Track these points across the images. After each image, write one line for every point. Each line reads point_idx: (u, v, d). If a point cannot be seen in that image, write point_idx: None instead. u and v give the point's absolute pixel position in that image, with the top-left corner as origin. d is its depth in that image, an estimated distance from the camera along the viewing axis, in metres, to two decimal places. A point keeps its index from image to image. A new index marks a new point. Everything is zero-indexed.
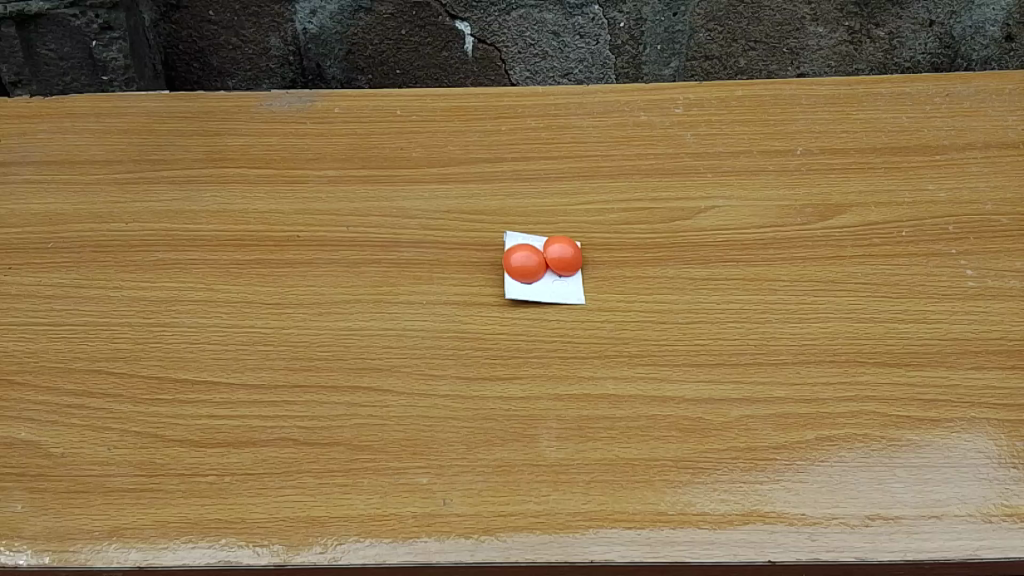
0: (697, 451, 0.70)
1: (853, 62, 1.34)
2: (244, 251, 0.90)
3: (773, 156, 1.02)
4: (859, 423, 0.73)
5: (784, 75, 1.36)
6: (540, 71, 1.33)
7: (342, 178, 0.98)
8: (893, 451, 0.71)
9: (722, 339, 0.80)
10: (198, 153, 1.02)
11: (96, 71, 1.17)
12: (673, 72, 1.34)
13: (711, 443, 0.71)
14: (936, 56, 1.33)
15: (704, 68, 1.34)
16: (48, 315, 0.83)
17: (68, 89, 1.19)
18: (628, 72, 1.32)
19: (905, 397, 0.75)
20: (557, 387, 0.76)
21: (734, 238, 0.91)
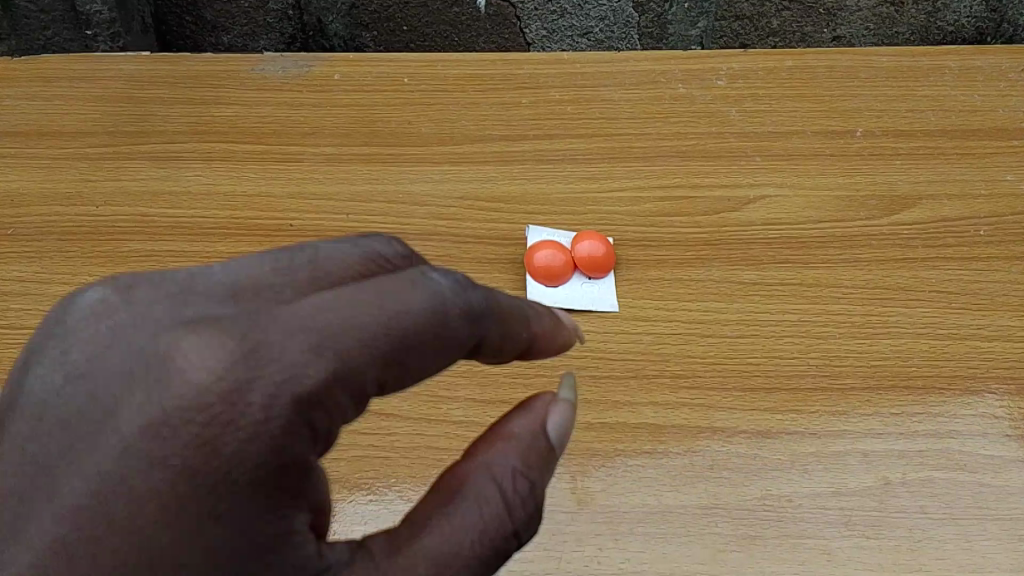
0: (754, 497, 0.60)
1: (894, 25, 1.18)
2: (229, 244, 0.79)
3: (830, 138, 0.90)
4: (942, 463, 0.63)
5: (817, 38, 1.20)
6: (558, 30, 1.20)
7: (342, 156, 0.87)
8: (982, 501, 0.61)
9: (778, 358, 0.70)
10: (180, 125, 0.91)
11: (79, 25, 1.05)
12: (700, 33, 1.20)
13: (770, 487, 0.61)
14: (981, 20, 1.16)
15: (733, 29, 1.19)
16: (6, 317, 0.74)
17: (50, 45, 1.06)
18: (652, 33, 1.19)
19: (993, 432, 0.65)
20: (588, 412, 0.66)
21: (788, 234, 0.80)
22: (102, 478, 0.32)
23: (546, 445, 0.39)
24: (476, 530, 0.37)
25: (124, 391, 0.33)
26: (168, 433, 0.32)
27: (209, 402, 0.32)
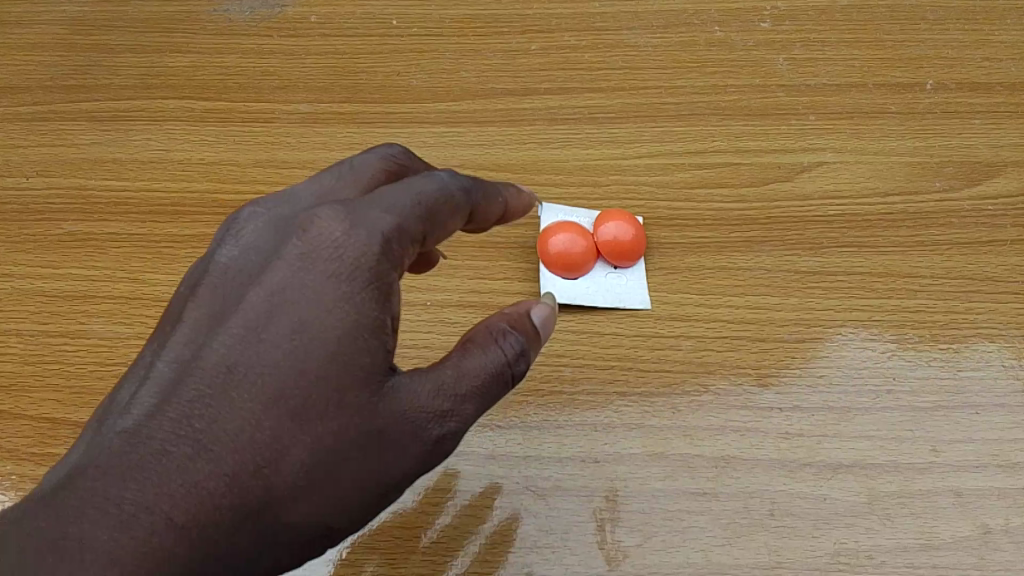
0: (826, 555, 0.50)
1: None
2: (181, 223, 0.66)
3: (896, 93, 0.76)
4: None
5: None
6: None
7: (318, 116, 0.73)
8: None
9: (846, 368, 0.58)
10: (128, 78, 0.77)
11: None
12: None
13: (846, 541, 0.50)
14: None
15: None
16: None
17: None
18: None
19: None
20: (617, 441, 0.54)
21: (852, 211, 0.67)
22: (262, 286, 0.40)
23: (533, 327, 0.45)
24: (493, 351, 0.42)
25: (262, 241, 0.41)
26: (299, 251, 0.40)
27: (328, 227, 0.40)
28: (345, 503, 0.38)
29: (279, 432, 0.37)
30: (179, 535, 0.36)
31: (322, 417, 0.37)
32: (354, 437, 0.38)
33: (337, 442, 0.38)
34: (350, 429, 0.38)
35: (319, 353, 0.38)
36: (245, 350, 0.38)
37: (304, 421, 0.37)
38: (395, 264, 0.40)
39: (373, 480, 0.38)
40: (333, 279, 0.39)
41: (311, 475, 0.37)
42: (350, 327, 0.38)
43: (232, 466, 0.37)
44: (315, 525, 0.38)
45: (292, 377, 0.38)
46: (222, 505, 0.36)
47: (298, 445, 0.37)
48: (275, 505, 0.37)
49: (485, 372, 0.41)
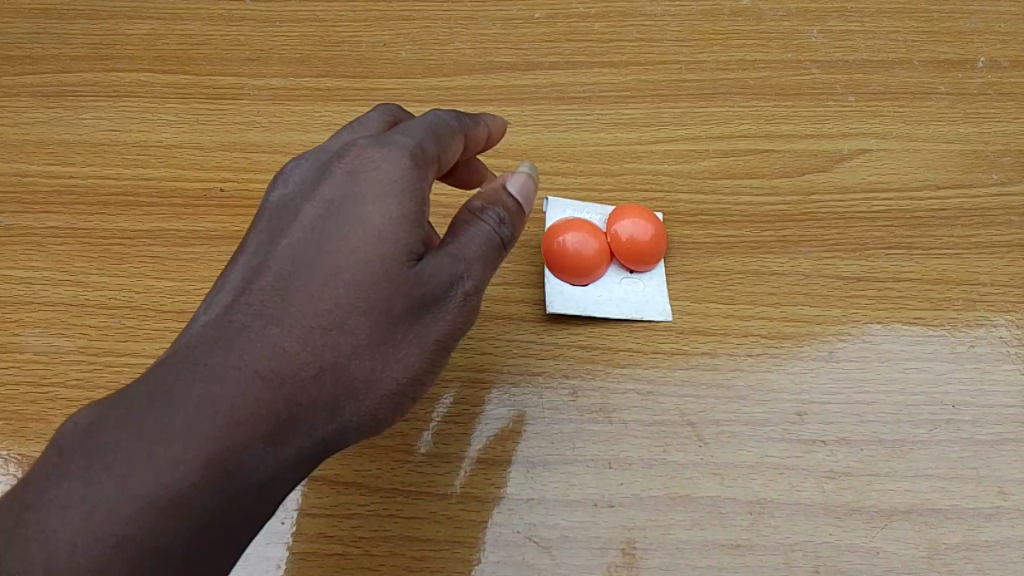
0: None
1: None
2: (133, 217, 0.58)
3: (946, 70, 0.67)
4: None
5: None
6: None
7: (292, 92, 0.64)
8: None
9: (898, 392, 0.50)
10: (79, 48, 0.68)
11: None
12: None
13: None
14: None
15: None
16: None
17: None
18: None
19: None
20: (636, 481, 0.46)
21: (899, 207, 0.59)
22: (312, 199, 0.39)
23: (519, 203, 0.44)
24: (487, 218, 0.42)
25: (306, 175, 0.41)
26: (340, 155, 0.40)
27: (364, 145, 0.39)
28: (407, 372, 0.38)
29: (340, 308, 0.37)
30: (250, 411, 0.35)
31: (378, 290, 0.37)
32: (414, 307, 0.38)
33: (400, 314, 0.38)
34: (411, 300, 0.38)
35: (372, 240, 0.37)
36: (301, 242, 0.38)
37: (367, 296, 0.37)
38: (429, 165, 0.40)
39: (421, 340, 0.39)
40: (381, 169, 0.38)
41: (375, 348, 0.37)
42: (403, 206, 0.38)
43: (298, 342, 0.36)
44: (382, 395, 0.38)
45: (352, 254, 0.37)
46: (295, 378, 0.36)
47: (363, 320, 0.37)
48: (341, 378, 0.37)
49: (484, 237, 0.42)
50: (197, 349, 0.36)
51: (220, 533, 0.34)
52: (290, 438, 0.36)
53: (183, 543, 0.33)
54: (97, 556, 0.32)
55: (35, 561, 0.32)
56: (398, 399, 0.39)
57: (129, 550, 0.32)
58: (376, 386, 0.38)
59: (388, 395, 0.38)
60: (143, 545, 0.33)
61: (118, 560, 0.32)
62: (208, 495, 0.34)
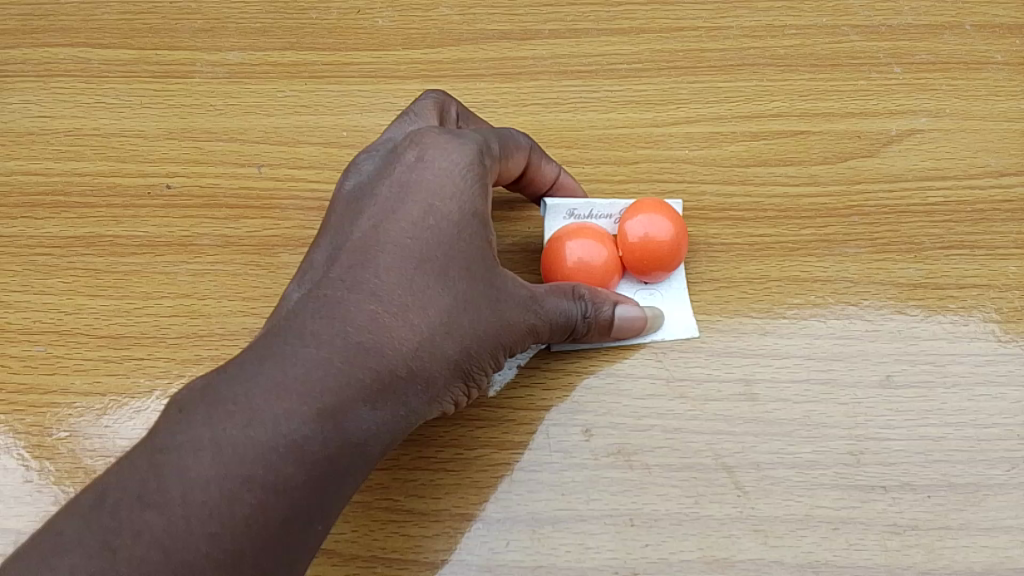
0: None
1: None
2: (64, 220, 0.49)
3: (1006, 34, 0.58)
4: None
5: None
6: None
7: (250, 69, 0.55)
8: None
9: (970, 424, 0.42)
10: (4, 19, 0.58)
11: None
12: None
13: None
14: None
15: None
16: None
17: None
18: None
19: None
20: (664, 542, 0.39)
21: (957, 198, 0.51)
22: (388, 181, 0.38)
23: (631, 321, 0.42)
24: (594, 300, 0.41)
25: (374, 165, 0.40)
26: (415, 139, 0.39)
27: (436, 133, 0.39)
28: (486, 359, 0.37)
29: (428, 284, 0.36)
30: (346, 379, 0.33)
31: (463, 272, 0.36)
32: (499, 295, 0.37)
33: (489, 298, 0.37)
34: (495, 286, 0.37)
35: (456, 220, 0.37)
36: (388, 218, 0.37)
37: (458, 275, 0.36)
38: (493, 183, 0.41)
39: (502, 339, 0.38)
40: (457, 154, 0.38)
41: (459, 327, 0.36)
42: (477, 192, 0.38)
43: (392, 314, 0.35)
44: (463, 379, 0.37)
45: (441, 233, 0.37)
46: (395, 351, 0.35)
47: (454, 298, 0.36)
48: (430, 357, 0.35)
49: (579, 312, 0.40)
50: (293, 322, 0.35)
51: (322, 495, 0.33)
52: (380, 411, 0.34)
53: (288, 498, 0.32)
54: (224, 497, 0.31)
55: (172, 498, 0.31)
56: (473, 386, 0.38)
57: (253, 494, 0.31)
58: (460, 371, 0.37)
59: (467, 381, 0.37)
60: (265, 491, 0.32)
61: (246, 503, 0.31)
62: (322, 453, 0.33)
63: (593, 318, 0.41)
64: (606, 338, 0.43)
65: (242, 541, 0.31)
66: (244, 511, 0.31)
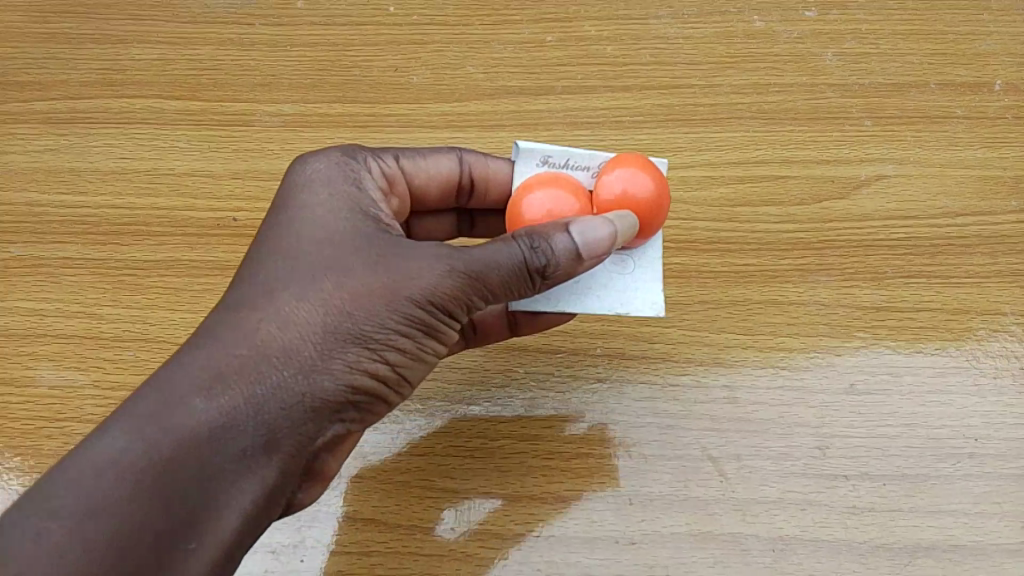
0: None
1: None
2: (146, 247, 0.57)
3: (965, 91, 0.66)
4: None
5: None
6: None
7: (304, 119, 0.64)
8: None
9: (922, 425, 0.49)
10: (89, 73, 0.67)
11: None
12: None
13: None
14: None
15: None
16: None
17: None
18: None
19: None
20: (657, 517, 0.46)
21: (918, 234, 0.58)
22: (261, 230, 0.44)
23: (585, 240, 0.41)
24: (517, 239, 0.41)
25: None
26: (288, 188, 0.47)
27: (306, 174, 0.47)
28: (371, 327, 0.39)
29: (275, 290, 0.40)
30: (185, 384, 0.37)
31: (309, 269, 0.40)
32: (366, 259, 0.40)
33: (341, 279, 0.40)
34: (361, 254, 0.41)
35: (301, 236, 0.42)
36: (250, 255, 0.42)
37: (303, 274, 0.40)
38: (382, 179, 0.48)
39: (361, 311, 0.39)
40: (306, 186, 0.44)
41: (308, 312, 0.39)
42: (328, 207, 0.43)
43: (237, 321, 0.39)
44: (352, 343, 0.39)
45: (300, 230, 0.42)
46: (255, 329, 0.38)
47: (300, 293, 0.39)
48: (276, 344, 0.38)
49: (480, 263, 0.40)
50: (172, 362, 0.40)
51: (163, 487, 0.35)
52: (223, 400, 0.37)
53: (120, 498, 0.35)
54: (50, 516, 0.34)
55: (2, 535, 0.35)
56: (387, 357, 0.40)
57: (79, 504, 0.34)
58: (342, 335, 0.39)
59: (345, 356, 0.39)
60: (92, 500, 0.34)
61: (68, 515, 0.34)
62: (155, 450, 0.35)
63: (519, 252, 0.41)
64: (564, 263, 0.41)
65: (67, 549, 0.34)
66: (70, 523, 0.34)
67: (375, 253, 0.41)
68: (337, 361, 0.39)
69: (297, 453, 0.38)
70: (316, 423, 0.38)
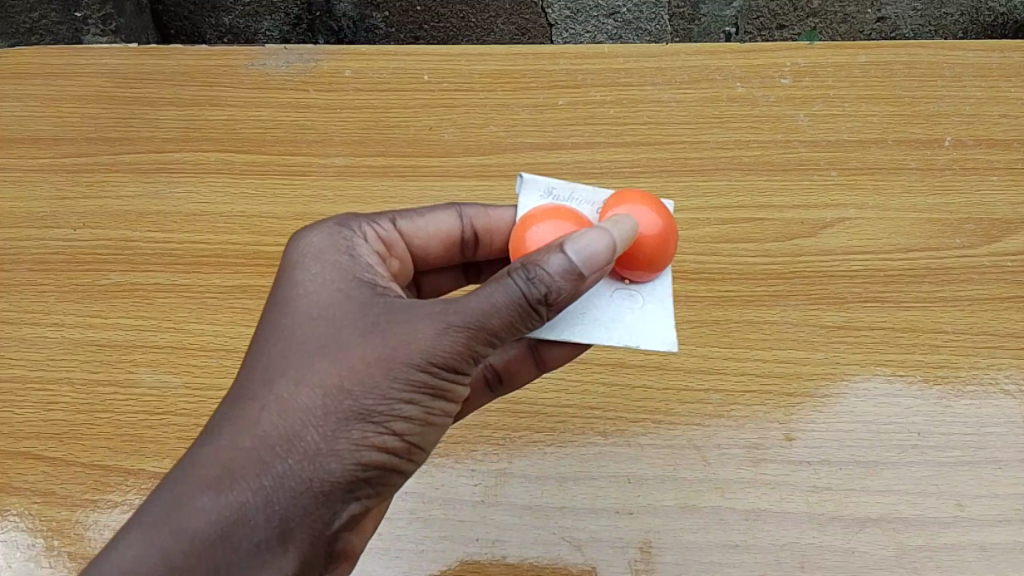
0: None
1: (943, 7, 1.02)
2: (225, 274, 0.68)
3: (920, 147, 0.76)
4: None
5: (860, 20, 1.04)
6: (583, 10, 1.01)
7: (354, 169, 0.75)
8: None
9: (872, 421, 0.59)
10: (169, 130, 0.78)
11: (67, 6, 0.97)
12: (735, 15, 1.02)
13: None
14: None
15: (772, 10, 1.02)
16: None
17: (37, 27, 1.00)
18: (684, 14, 1.02)
19: None
20: (651, 493, 0.56)
21: (875, 266, 0.68)
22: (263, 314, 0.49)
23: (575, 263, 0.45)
24: (512, 277, 0.45)
25: None
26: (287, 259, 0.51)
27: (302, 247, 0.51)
28: (369, 402, 0.43)
29: (272, 384, 0.44)
30: (195, 487, 0.42)
31: (302, 358, 0.44)
32: (356, 338, 0.44)
33: (333, 364, 0.44)
34: (349, 334, 0.45)
35: (294, 323, 0.46)
36: (252, 345, 0.47)
37: (296, 364, 0.44)
38: (378, 241, 0.53)
39: (354, 394, 0.43)
40: (300, 268, 0.48)
41: (304, 402, 0.43)
42: (319, 290, 0.47)
43: (240, 418, 0.44)
44: (350, 423, 0.43)
45: (296, 317, 0.46)
46: (253, 424, 0.43)
47: (295, 383, 0.44)
48: (274, 436, 0.43)
49: (475, 318, 0.44)
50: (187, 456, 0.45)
51: None
52: (229, 497, 0.42)
53: None
54: None
55: None
56: (390, 429, 0.44)
57: None
58: (337, 418, 0.43)
59: (344, 437, 0.43)
60: None
61: None
62: (170, 555, 0.41)
63: (512, 293, 0.44)
64: (562, 284, 0.45)
65: None
66: None
67: (367, 329, 0.45)
68: (339, 443, 0.43)
69: (314, 530, 0.43)
70: (327, 503, 0.43)
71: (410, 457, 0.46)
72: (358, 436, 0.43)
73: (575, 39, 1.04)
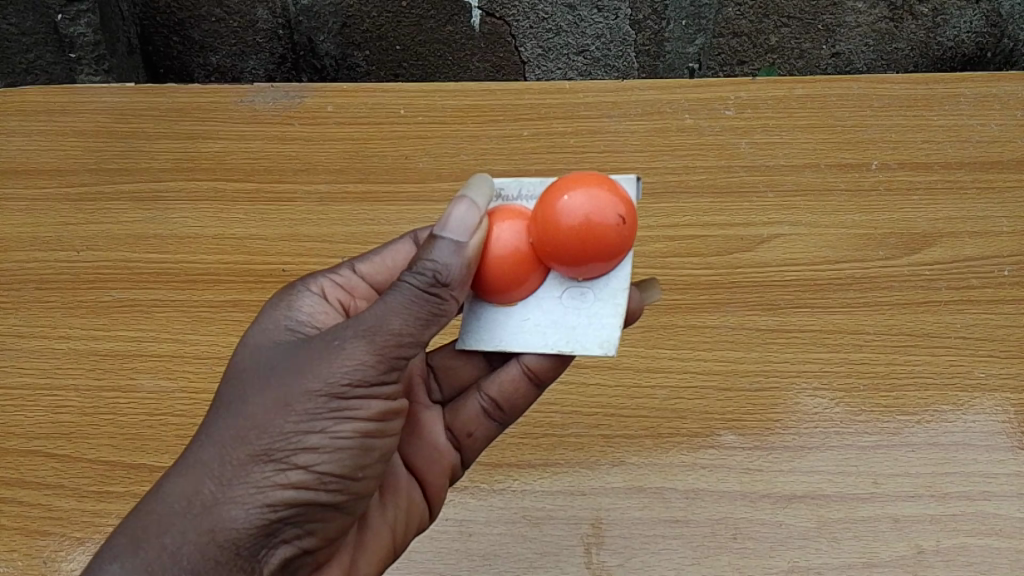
0: (768, 563, 0.61)
1: (893, 41, 1.09)
2: (217, 289, 0.75)
3: (849, 169, 0.80)
4: (960, 526, 0.63)
5: (817, 55, 1.10)
6: (553, 48, 1.10)
7: (335, 195, 0.82)
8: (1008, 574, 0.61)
9: (799, 411, 0.67)
10: (163, 161, 0.84)
11: (62, 48, 1.05)
12: (698, 51, 1.11)
13: (781, 553, 0.62)
14: (981, 35, 1.08)
15: (731, 46, 1.10)
16: None
17: (32, 68, 1.08)
18: (649, 50, 1.10)
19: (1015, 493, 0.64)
20: (602, 475, 0.65)
21: (807, 278, 0.74)
22: None
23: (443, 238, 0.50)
24: (403, 279, 0.49)
25: None
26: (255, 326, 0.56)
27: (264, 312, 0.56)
28: (271, 443, 0.47)
29: (189, 446, 0.49)
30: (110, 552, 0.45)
31: (217, 418, 0.49)
32: (261, 388, 0.49)
33: (240, 415, 0.48)
34: (251, 387, 0.49)
35: (221, 388, 0.51)
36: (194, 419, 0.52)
37: (211, 424, 0.49)
38: (337, 291, 0.57)
39: (255, 437, 0.47)
40: (248, 333, 0.54)
41: (211, 454, 0.47)
42: (250, 352, 0.52)
43: (159, 482, 0.48)
44: (250, 467, 0.46)
45: (225, 383, 0.51)
46: (164, 489, 0.47)
47: (204, 441, 0.48)
48: (181, 491, 0.46)
49: (371, 339, 0.48)
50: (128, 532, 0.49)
51: None
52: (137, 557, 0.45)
53: None
54: None
55: None
56: (293, 464, 0.47)
57: None
58: (235, 465, 0.46)
59: (247, 479, 0.46)
60: None
61: None
62: None
63: (406, 290, 0.49)
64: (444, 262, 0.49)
65: None
66: None
67: (274, 378, 0.49)
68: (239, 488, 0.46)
69: None
70: (239, 546, 0.46)
71: (327, 492, 0.48)
72: (259, 477, 0.46)
73: (548, 75, 1.13)
